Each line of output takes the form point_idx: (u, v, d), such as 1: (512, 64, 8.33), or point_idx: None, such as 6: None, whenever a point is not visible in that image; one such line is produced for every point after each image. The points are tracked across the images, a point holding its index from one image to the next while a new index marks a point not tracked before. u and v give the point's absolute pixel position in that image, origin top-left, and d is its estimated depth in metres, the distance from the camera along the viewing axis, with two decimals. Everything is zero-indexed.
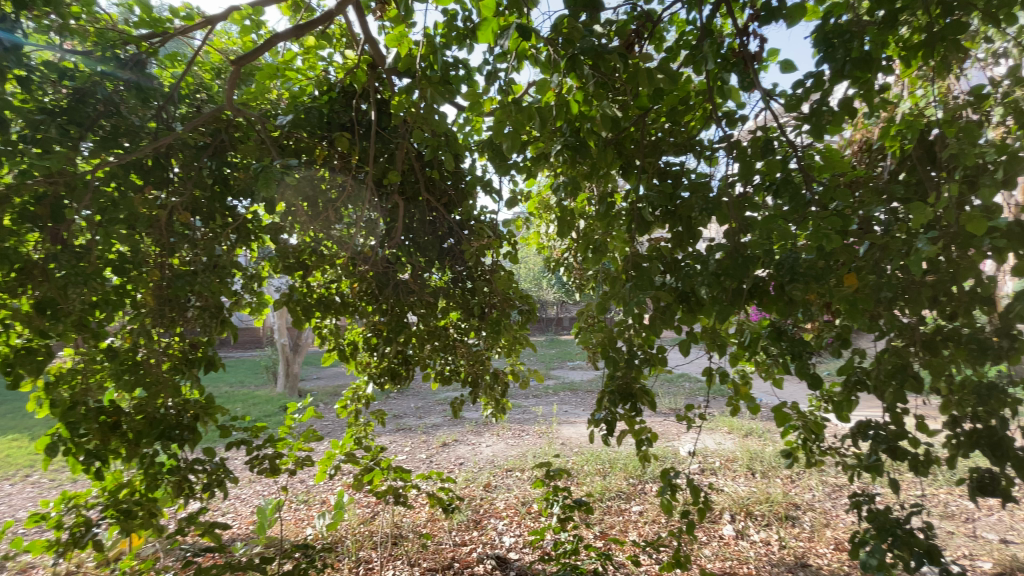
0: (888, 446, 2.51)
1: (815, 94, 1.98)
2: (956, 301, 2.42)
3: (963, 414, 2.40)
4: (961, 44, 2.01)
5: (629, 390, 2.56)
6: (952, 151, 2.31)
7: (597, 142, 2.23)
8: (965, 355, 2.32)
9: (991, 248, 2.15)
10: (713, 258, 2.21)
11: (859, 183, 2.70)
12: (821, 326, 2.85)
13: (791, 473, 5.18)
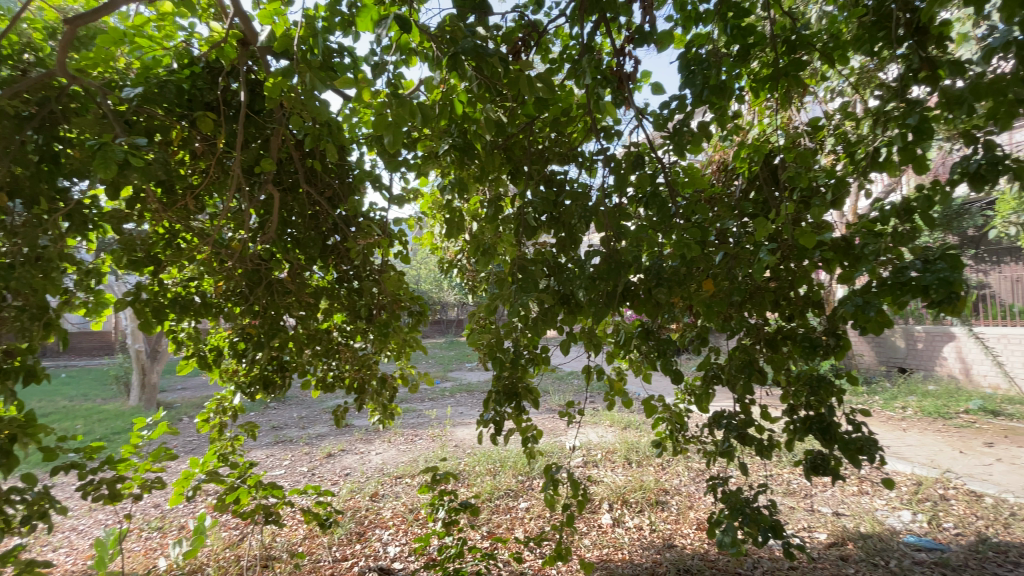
0: (739, 433, 2.83)
1: (678, 115, 2.18)
2: (793, 305, 2.80)
3: (799, 403, 2.77)
4: (797, 80, 2.33)
5: (514, 390, 2.59)
6: (788, 174, 2.68)
7: (484, 145, 2.27)
8: (800, 352, 2.66)
9: (821, 259, 2.51)
10: (590, 264, 2.34)
11: (716, 199, 3.03)
12: (686, 327, 3.14)
13: (662, 461, 5.66)
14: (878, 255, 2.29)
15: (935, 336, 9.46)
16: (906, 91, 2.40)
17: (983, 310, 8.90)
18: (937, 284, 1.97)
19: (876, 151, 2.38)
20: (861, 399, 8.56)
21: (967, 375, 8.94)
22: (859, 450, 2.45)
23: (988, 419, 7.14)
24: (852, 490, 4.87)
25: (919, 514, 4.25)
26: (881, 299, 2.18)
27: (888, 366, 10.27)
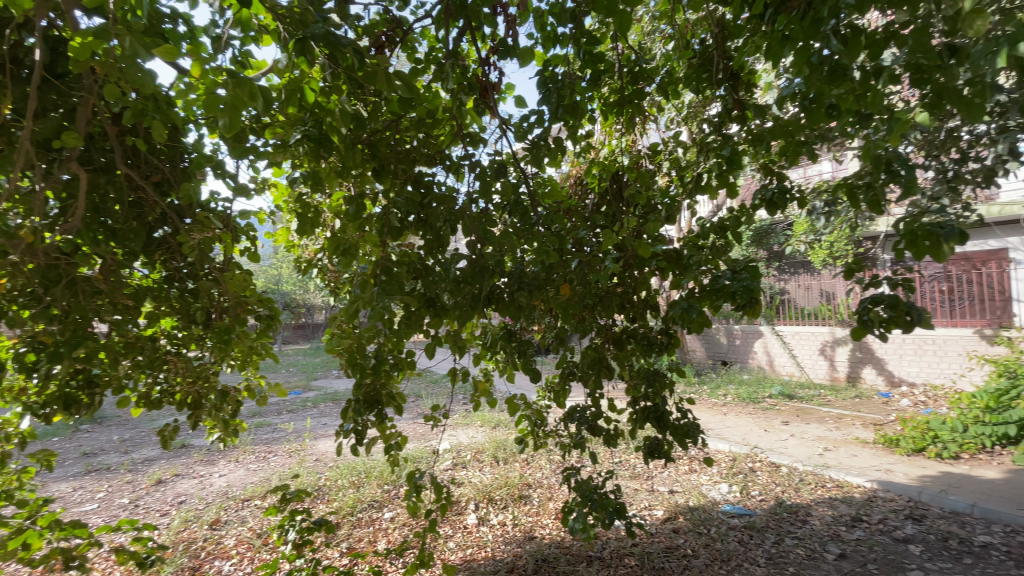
0: (590, 425, 3.08)
1: (537, 128, 2.31)
2: (635, 308, 3.12)
3: (640, 395, 3.11)
4: (637, 106, 2.70)
5: (376, 397, 2.45)
6: (632, 191, 3.00)
7: (343, 139, 2.15)
8: (641, 349, 2.99)
9: (657, 268, 2.86)
10: (456, 267, 2.37)
11: (572, 210, 3.27)
12: (546, 329, 3.33)
13: (527, 457, 5.91)
14: (701, 265, 2.68)
15: (749, 334, 11.25)
16: (722, 128, 2.86)
17: (782, 311, 10.78)
18: (742, 291, 2.37)
19: (700, 176, 2.78)
20: (695, 389, 9.85)
21: (771, 366, 10.79)
22: (685, 433, 2.85)
23: (785, 401, 8.69)
24: (684, 470, 5.57)
25: (733, 485, 5.01)
26: (701, 303, 2.55)
27: (715, 360, 11.97)
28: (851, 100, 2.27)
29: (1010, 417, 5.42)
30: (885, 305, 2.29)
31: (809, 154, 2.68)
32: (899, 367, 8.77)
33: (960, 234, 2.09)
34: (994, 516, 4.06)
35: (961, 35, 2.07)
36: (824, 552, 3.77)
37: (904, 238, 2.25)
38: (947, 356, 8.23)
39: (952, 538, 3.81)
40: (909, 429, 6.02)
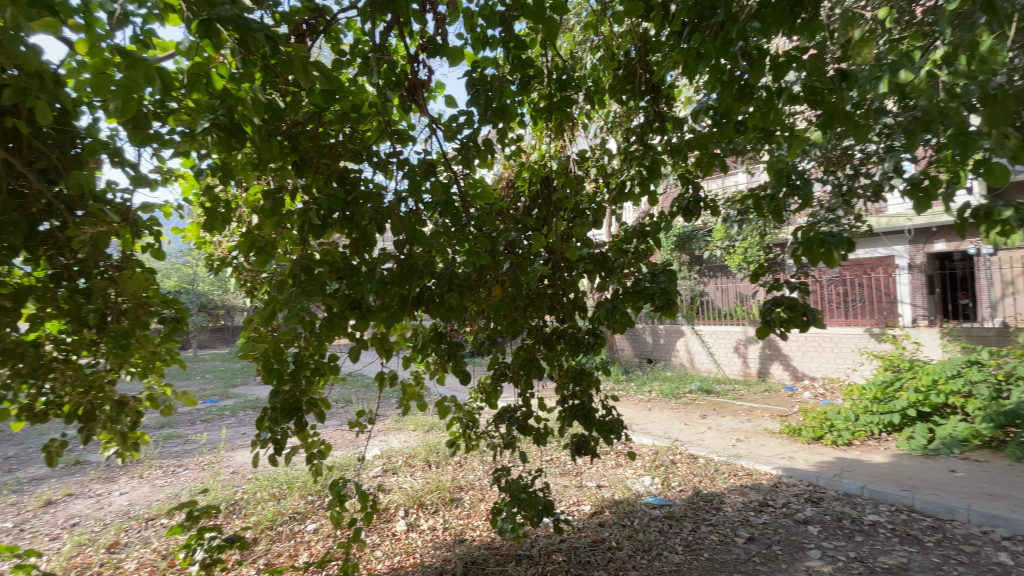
0: (520, 425, 3.11)
1: (466, 129, 2.30)
2: (564, 308, 3.19)
3: (568, 394, 3.19)
4: (565, 111, 2.79)
5: (295, 403, 2.33)
6: (560, 196, 3.08)
7: (258, 131, 2.04)
8: (569, 349, 3.07)
9: (584, 270, 2.95)
10: (380, 267, 2.21)
11: (503, 213, 3.29)
12: (478, 330, 3.33)
13: (460, 460, 5.88)
14: (624, 268, 2.79)
15: (672, 333, 11.88)
16: (643, 138, 3.05)
17: (702, 312, 11.44)
18: (661, 293, 2.51)
19: (624, 183, 2.91)
20: (622, 387, 10.26)
21: (692, 364, 11.46)
22: (610, 429, 2.98)
23: (703, 396, 9.27)
24: (611, 465, 5.77)
25: (656, 477, 5.26)
26: (625, 305, 2.67)
27: (641, 358, 12.54)
28: (758, 116, 2.45)
29: (891, 406, 6.10)
30: (785, 307, 2.56)
31: (721, 166, 2.89)
32: (802, 363, 9.60)
33: (848, 240, 2.53)
34: (880, 496, 4.52)
35: (851, 61, 2.30)
36: (735, 536, 4.04)
37: (803, 246, 2.59)
38: (842, 352, 9.10)
39: (843, 517, 4.21)
40: (809, 419, 6.61)
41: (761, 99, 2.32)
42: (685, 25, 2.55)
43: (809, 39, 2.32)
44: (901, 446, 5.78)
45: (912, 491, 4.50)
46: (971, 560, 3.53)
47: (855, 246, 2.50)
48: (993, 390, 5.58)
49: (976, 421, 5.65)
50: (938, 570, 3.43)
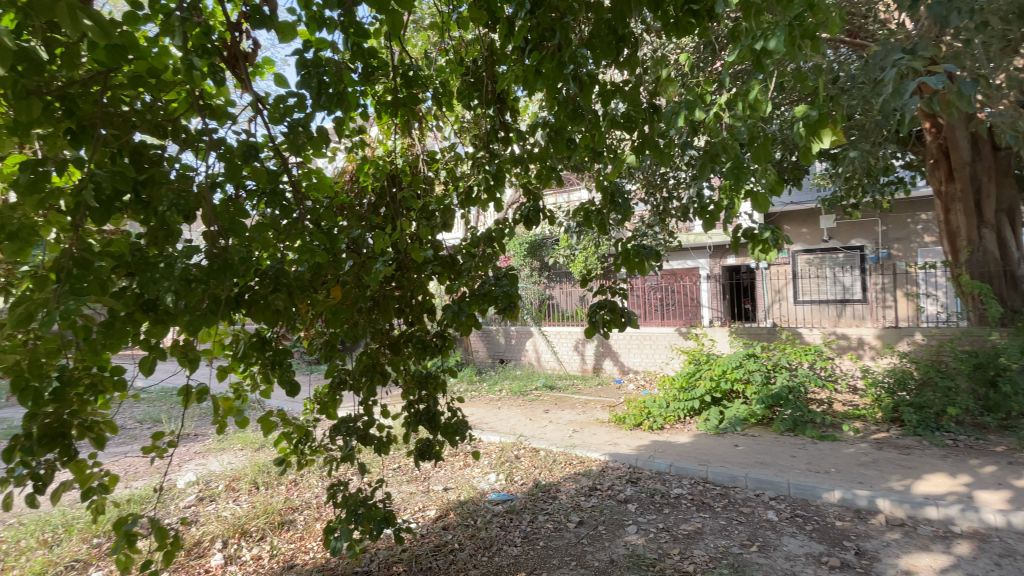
0: (360, 434, 2.95)
1: (297, 113, 2.10)
2: (413, 310, 3.10)
3: (414, 399, 3.10)
4: (412, 108, 2.75)
5: (59, 430, 1.85)
6: (404, 197, 3.02)
7: (8, 84, 1.58)
8: (415, 352, 2.99)
9: (432, 272, 2.91)
10: (182, 261, 1.85)
11: (346, 207, 3.11)
12: (315, 334, 3.06)
13: (295, 477, 5.40)
14: (471, 272, 2.83)
15: (522, 334, 12.45)
16: (489, 145, 3.15)
17: (550, 314, 12.19)
18: (503, 296, 2.58)
19: (470, 188, 2.94)
20: (473, 388, 10.47)
21: (539, 362, 12.17)
22: (454, 431, 3.01)
23: (547, 392, 9.90)
24: (458, 466, 5.83)
25: (500, 474, 5.45)
26: (472, 307, 2.69)
27: (493, 359, 12.93)
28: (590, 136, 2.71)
29: (693, 393, 7.22)
30: (608, 309, 2.90)
31: (559, 180, 3.13)
32: (628, 359, 10.85)
33: (656, 252, 2.92)
34: (684, 472, 5.31)
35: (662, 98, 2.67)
36: (567, 522, 4.36)
37: (623, 257, 2.96)
38: (659, 348, 10.49)
39: (656, 493, 4.83)
40: (632, 408, 7.49)
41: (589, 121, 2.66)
42: (526, 43, 2.71)
43: (629, 74, 2.63)
44: (700, 427, 6.86)
45: (707, 465, 5.36)
46: (746, 518, 4.30)
47: (662, 257, 2.89)
48: (763, 376, 6.94)
49: (751, 402, 6.96)
50: (722, 529, 4.12)
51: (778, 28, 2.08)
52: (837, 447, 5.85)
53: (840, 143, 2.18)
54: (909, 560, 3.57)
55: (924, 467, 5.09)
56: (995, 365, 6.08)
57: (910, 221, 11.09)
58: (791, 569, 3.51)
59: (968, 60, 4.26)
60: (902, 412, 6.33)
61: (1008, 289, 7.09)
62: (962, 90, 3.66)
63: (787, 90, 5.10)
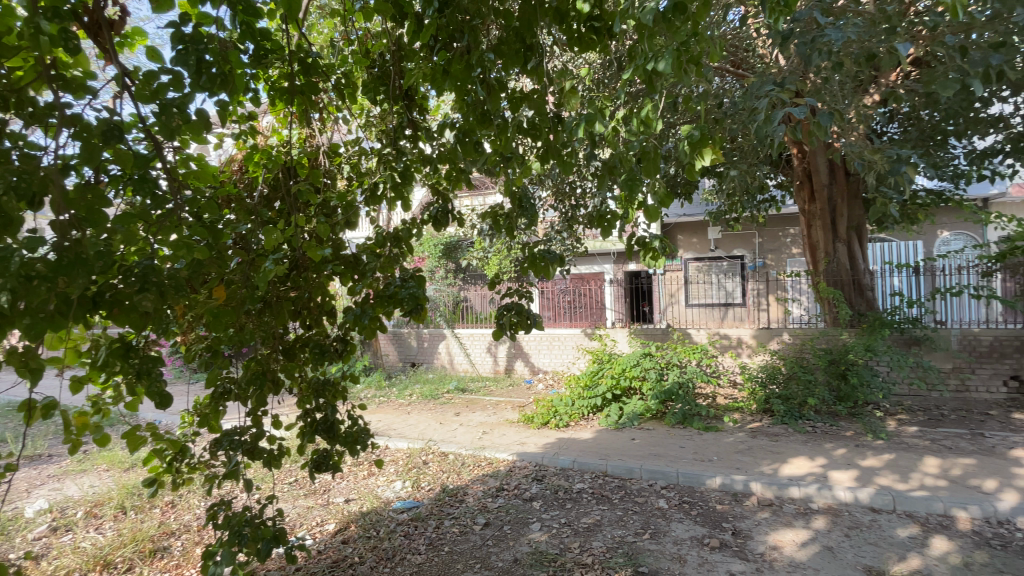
0: (247, 448, 2.71)
1: (172, 92, 1.89)
2: (312, 312, 2.92)
3: (311, 407, 2.92)
4: (310, 98, 2.61)
5: None
6: (300, 190, 2.81)
7: None
8: (312, 358, 2.81)
9: (332, 273, 2.76)
10: (20, 254, 1.56)
11: (232, 199, 2.87)
12: (196, 339, 2.76)
13: (173, 498, 4.86)
14: (375, 273, 2.72)
15: (434, 337, 12.24)
16: (396, 142, 3.05)
17: (463, 316, 12.14)
18: (409, 298, 2.51)
19: (375, 185, 2.81)
20: (382, 393, 10.12)
21: (451, 364, 12.04)
22: (355, 440, 2.88)
23: (458, 395, 9.84)
24: (362, 476, 5.62)
25: (406, 481, 5.31)
26: (375, 310, 2.58)
27: (404, 362, 12.60)
28: (499, 140, 2.74)
29: (595, 390, 7.58)
30: (514, 311, 2.95)
31: (468, 183, 3.12)
32: (538, 359, 11.13)
33: (559, 257, 3.02)
34: (586, 467, 5.55)
35: (565, 110, 2.86)
36: (473, 524, 4.36)
37: (529, 261, 3.02)
38: (566, 349, 10.87)
39: (560, 490, 4.98)
40: (540, 408, 7.69)
41: (497, 125, 2.69)
42: (434, 41, 2.68)
43: (536, 82, 2.69)
44: (602, 423, 7.22)
45: (607, 459, 5.64)
46: (640, 508, 4.58)
47: (565, 261, 2.99)
48: (657, 373, 7.48)
49: (647, 398, 7.47)
50: (619, 519, 4.35)
51: (665, 51, 2.32)
52: (719, 437, 6.45)
53: (720, 161, 2.41)
54: (776, 535, 4.01)
55: (789, 452, 5.76)
56: (845, 361, 7.05)
57: (781, 234, 12.57)
58: (678, 553, 3.79)
59: (825, 96, 4.91)
60: (773, 403, 7.13)
61: (856, 294, 8.25)
62: (821, 122, 4.20)
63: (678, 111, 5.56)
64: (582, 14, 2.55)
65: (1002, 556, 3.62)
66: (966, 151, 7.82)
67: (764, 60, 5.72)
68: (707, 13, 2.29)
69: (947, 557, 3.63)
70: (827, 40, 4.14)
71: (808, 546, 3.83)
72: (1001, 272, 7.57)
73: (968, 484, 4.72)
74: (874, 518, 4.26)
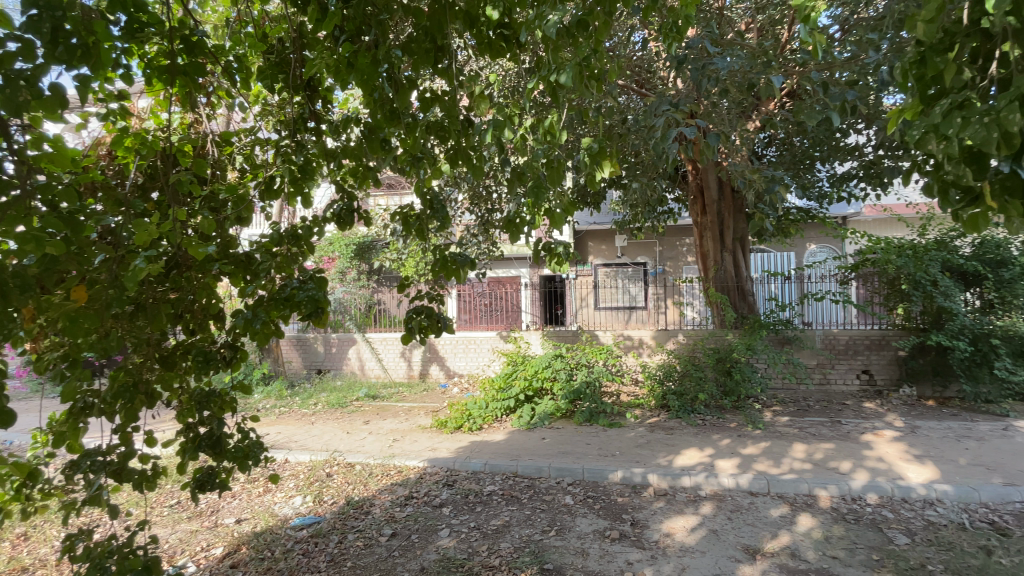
0: (114, 469, 2.39)
1: (21, 63, 1.63)
2: (196, 316, 2.64)
3: (194, 421, 2.64)
4: (197, 81, 2.37)
5: None
6: (180, 181, 2.53)
7: None
8: (195, 368, 2.48)
9: (221, 273, 2.50)
10: None
11: (98, 188, 2.54)
12: (49, 347, 2.39)
13: (24, 531, 4.20)
14: (271, 273, 2.52)
15: (344, 342, 11.66)
16: (297, 133, 2.87)
17: (377, 320, 11.72)
18: (307, 301, 2.29)
19: (271, 178, 2.60)
20: (283, 403, 9.46)
21: (362, 370, 11.53)
22: (246, 455, 2.65)
23: (368, 402, 9.47)
24: (257, 493, 5.23)
25: (307, 496, 5.01)
26: (268, 313, 2.36)
27: (310, 369, 11.87)
28: (407, 139, 2.68)
29: (509, 393, 7.70)
30: (424, 315, 2.90)
31: (376, 181, 3.02)
32: (454, 363, 11.05)
33: (470, 260, 3.02)
34: (496, 468, 5.59)
35: (474, 114, 2.89)
36: (379, 536, 4.20)
37: (439, 264, 2.99)
38: (482, 352, 10.91)
39: (469, 493, 4.97)
40: (454, 412, 7.61)
41: (406, 124, 2.62)
42: (339, 31, 2.56)
43: (446, 83, 2.69)
44: (514, 424, 7.31)
45: (517, 460, 5.73)
46: (547, 505, 4.70)
47: (476, 264, 3.00)
48: (567, 374, 7.78)
49: (558, 398, 7.71)
50: (527, 519, 4.42)
51: (566, 66, 2.53)
52: (622, 433, 6.82)
53: (618, 173, 2.63)
54: (669, 523, 4.30)
55: (682, 444, 6.24)
56: (730, 359, 7.78)
57: (679, 243, 13.63)
58: (581, 547, 3.94)
59: (715, 119, 5.40)
60: (668, 399, 7.68)
61: (739, 299, 9.14)
62: (710, 142, 4.62)
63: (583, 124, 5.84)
64: (492, 21, 2.60)
65: (852, 528, 4.17)
66: (828, 175, 9.01)
67: (663, 81, 6.19)
68: (608, 32, 2.57)
69: (810, 532, 4.11)
70: (714, 67, 4.56)
71: (696, 531, 4.15)
72: (855, 280, 8.78)
73: (827, 466, 5.40)
74: (752, 501, 4.72)
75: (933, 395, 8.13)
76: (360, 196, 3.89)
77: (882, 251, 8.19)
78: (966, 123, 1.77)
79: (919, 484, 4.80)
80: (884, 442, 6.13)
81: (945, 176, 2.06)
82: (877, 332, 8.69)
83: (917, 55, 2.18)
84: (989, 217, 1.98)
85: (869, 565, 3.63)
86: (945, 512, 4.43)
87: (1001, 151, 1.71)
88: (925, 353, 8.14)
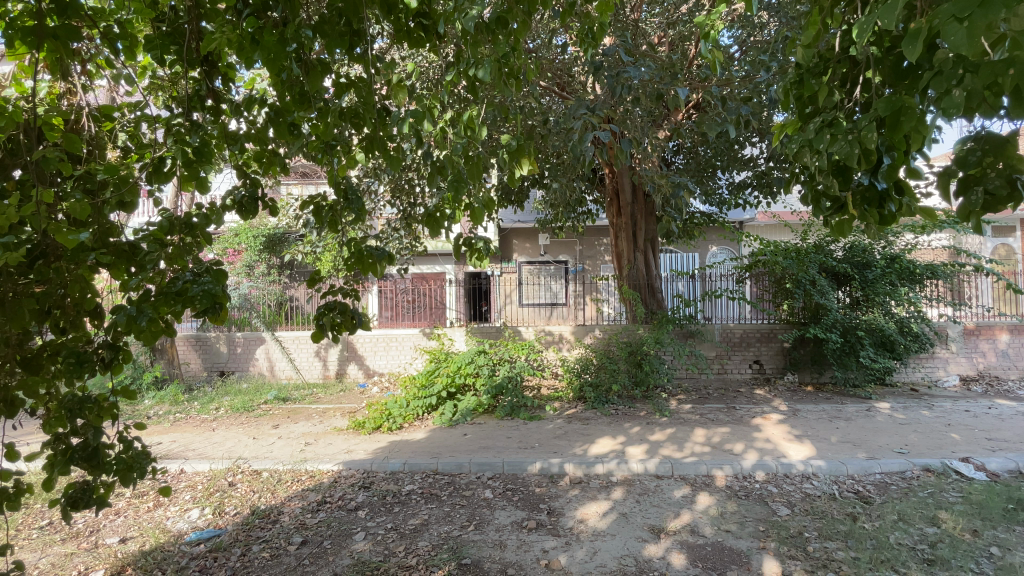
0: None
1: None
2: (66, 313, 2.31)
3: (67, 430, 2.30)
4: (72, 47, 2.06)
5: None
6: (46, 157, 2.19)
7: None
8: (64, 371, 2.14)
9: (99, 265, 2.18)
10: None
11: None
12: None
13: None
14: (159, 265, 2.23)
15: (250, 341, 10.82)
16: (191, 112, 2.59)
17: (289, 317, 11.04)
18: (202, 295, 2.06)
19: (160, 160, 2.32)
20: (179, 409, 8.62)
21: (271, 371, 10.79)
22: (130, 466, 2.36)
23: (278, 405, 8.89)
24: (146, 509, 4.74)
25: (205, 508, 4.61)
26: (155, 310, 2.09)
27: (210, 371, 10.91)
28: (320, 125, 2.57)
29: (430, 390, 7.59)
30: (338, 311, 2.78)
31: (284, 167, 2.82)
32: (373, 361, 10.70)
33: (388, 254, 2.93)
34: (416, 467, 5.51)
35: (393, 103, 2.82)
36: (287, 545, 3.98)
37: (355, 257, 2.86)
38: (404, 350, 10.68)
39: (387, 495, 4.84)
40: (373, 412, 7.36)
41: (318, 108, 2.52)
42: (242, 4, 2.36)
43: (363, 70, 2.60)
44: (436, 421, 7.22)
45: (438, 457, 5.69)
46: (466, 501, 4.70)
47: (394, 258, 2.91)
48: (489, 369, 7.85)
49: (480, 393, 7.74)
50: (445, 516, 4.40)
51: (485, 61, 2.62)
52: (541, 425, 7.00)
53: (535, 171, 2.74)
54: (583, 509, 4.49)
55: (597, 433, 6.53)
56: (641, 351, 8.25)
57: (597, 242, 14.24)
58: (500, 539, 4.00)
59: (628, 126, 5.68)
60: (585, 391, 8.02)
61: (649, 296, 9.71)
62: (623, 147, 4.85)
63: (504, 122, 5.93)
64: (411, 10, 2.55)
65: (743, 503, 4.60)
66: (728, 182, 9.84)
67: (583, 86, 6.42)
68: (526, 34, 2.64)
69: (708, 509, 4.47)
70: (628, 76, 4.77)
71: (607, 516, 4.37)
72: (749, 279, 9.61)
73: (723, 448, 5.91)
74: (658, 484, 5.05)
75: (811, 380, 9.25)
76: (267, 184, 3.66)
77: (771, 253, 9.08)
78: (835, 139, 2.00)
79: (799, 461, 5.41)
80: (771, 425, 6.84)
81: (819, 185, 2.32)
82: (767, 326, 9.62)
83: (797, 76, 2.47)
84: (853, 223, 2.24)
85: (757, 535, 4.02)
86: (819, 484, 5.03)
87: (861, 166, 1.95)
88: (805, 345, 9.19)
